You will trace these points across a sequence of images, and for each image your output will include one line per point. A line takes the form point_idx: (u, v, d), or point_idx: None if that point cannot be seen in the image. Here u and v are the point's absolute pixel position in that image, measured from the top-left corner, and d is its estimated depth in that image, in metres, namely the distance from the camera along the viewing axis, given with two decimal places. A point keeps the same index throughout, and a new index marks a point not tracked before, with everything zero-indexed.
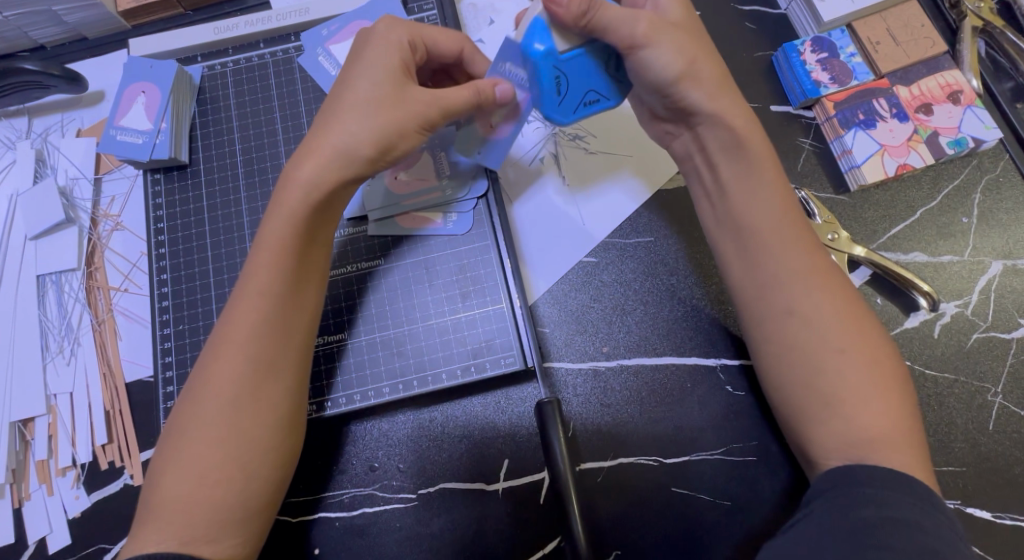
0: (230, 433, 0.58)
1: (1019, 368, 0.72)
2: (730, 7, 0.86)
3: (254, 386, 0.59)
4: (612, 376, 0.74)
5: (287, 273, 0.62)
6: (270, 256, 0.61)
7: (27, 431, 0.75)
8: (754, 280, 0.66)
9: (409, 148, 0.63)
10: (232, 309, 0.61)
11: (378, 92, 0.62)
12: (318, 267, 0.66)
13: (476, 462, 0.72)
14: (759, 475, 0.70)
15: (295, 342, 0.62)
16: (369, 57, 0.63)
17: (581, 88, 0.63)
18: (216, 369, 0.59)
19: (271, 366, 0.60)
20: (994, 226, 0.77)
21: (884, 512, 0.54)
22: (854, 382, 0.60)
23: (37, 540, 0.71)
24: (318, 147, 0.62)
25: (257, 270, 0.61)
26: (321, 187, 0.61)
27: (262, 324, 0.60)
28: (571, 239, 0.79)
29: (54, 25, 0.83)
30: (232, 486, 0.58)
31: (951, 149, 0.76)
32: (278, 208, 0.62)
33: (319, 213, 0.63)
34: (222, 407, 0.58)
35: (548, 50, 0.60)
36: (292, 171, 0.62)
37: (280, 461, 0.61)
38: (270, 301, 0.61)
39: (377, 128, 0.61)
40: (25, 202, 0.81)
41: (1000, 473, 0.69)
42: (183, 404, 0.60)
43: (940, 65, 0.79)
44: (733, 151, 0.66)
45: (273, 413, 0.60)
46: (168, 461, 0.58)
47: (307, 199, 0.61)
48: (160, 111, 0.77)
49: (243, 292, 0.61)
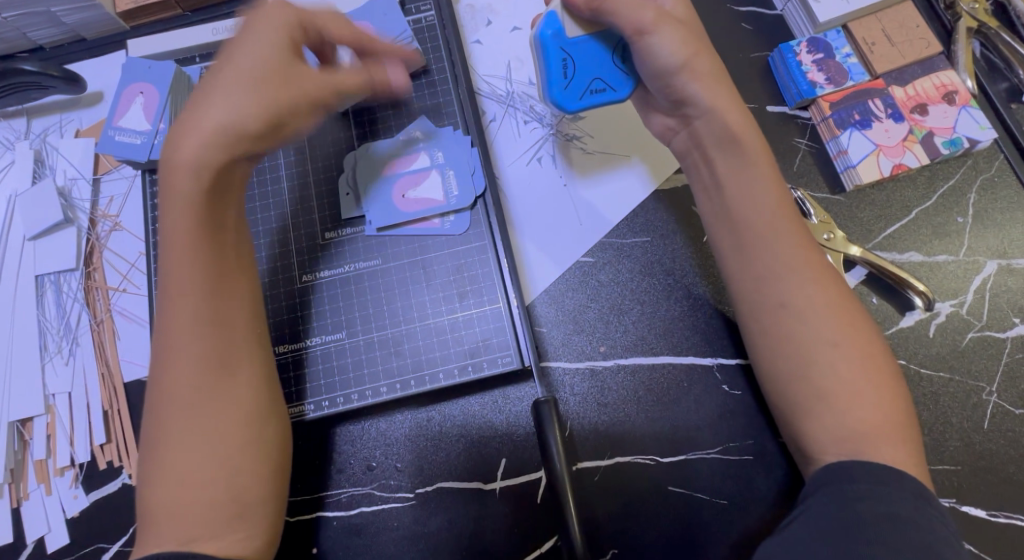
0: (201, 433, 0.59)
1: (1014, 367, 0.72)
2: (727, 8, 0.86)
3: (212, 380, 0.60)
4: (609, 376, 0.74)
5: (205, 256, 0.63)
6: (187, 252, 0.62)
7: (26, 431, 0.75)
8: (750, 273, 0.66)
9: (300, 125, 0.64)
10: (167, 308, 0.62)
11: (257, 71, 0.61)
12: (238, 250, 0.67)
13: (473, 461, 0.72)
14: (756, 474, 0.70)
15: (234, 327, 0.63)
16: (252, 36, 0.62)
17: (586, 75, 0.68)
18: (170, 374, 0.60)
19: (221, 355, 0.61)
20: (989, 226, 0.77)
21: (879, 508, 0.55)
22: (849, 379, 0.61)
23: (36, 540, 0.71)
24: (200, 128, 0.61)
25: (178, 263, 0.62)
26: (207, 170, 0.62)
27: (197, 316, 0.61)
28: (570, 239, 0.79)
29: (53, 26, 0.84)
30: (218, 482, 0.58)
31: (946, 149, 0.77)
32: (176, 204, 0.62)
33: (216, 199, 0.64)
34: (186, 408, 0.59)
35: (555, 33, 0.67)
36: (176, 161, 0.62)
37: (264, 449, 0.61)
38: (198, 288, 0.62)
39: (263, 103, 0.61)
40: (24, 203, 0.81)
41: (995, 472, 0.70)
42: (150, 418, 0.60)
43: (935, 65, 0.80)
44: (727, 145, 0.67)
45: (235, 400, 0.60)
46: (152, 473, 0.58)
47: (198, 178, 0.62)
48: (158, 111, 0.78)
49: (168, 287, 0.62)
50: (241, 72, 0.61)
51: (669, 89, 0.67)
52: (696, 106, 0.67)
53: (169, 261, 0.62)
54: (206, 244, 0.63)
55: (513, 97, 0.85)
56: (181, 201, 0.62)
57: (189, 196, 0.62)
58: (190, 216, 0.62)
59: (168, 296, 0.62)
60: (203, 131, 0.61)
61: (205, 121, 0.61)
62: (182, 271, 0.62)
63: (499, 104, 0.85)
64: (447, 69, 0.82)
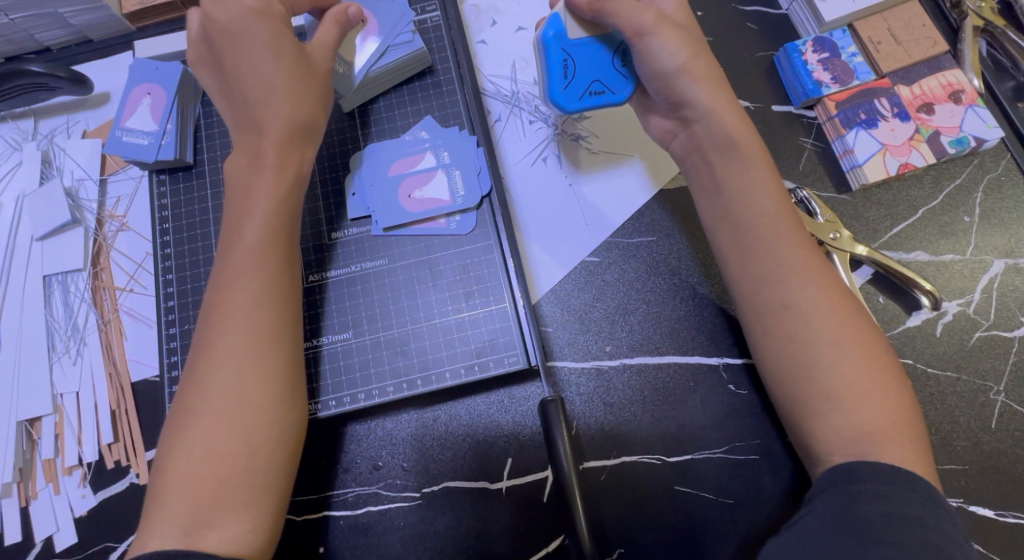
0: (236, 407, 0.59)
1: (1021, 367, 0.72)
2: (732, 8, 0.86)
3: (256, 359, 0.60)
4: (615, 375, 0.74)
5: (272, 246, 0.64)
6: (261, 232, 0.64)
7: (34, 431, 0.76)
8: (750, 275, 0.66)
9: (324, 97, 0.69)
10: (226, 285, 0.63)
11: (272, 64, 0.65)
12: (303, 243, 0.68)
13: (479, 460, 0.73)
14: (762, 473, 0.70)
15: (292, 315, 0.63)
16: (239, 34, 0.65)
17: (586, 76, 0.69)
18: (219, 343, 0.60)
19: (275, 336, 0.61)
20: (995, 225, 0.77)
21: (885, 508, 0.54)
22: (855, 379, 0.61)
23: (43, 539, 0.72)
24: (268, 119, 0.65)
25: (245, 246, 0.64)
26: (287, 166, 0.66)
27: (261, 295, 0.62)
28: (576, 238, 0.79)
29: (59, 28, 0.84)
30: (238, 462, 0.58)
31: (952, 148, 0.77)
32: (257, 188, 0.65)
33: (290, 190, 0.66)
34: (227, 381, 0.59)
35: (557, 34, 0.68)
36: (261, 150, 0.65)
37: (290, 434, 0.61)
38: (264, 273, 0.63)
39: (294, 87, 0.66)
40: (31, 203, 0.81)
41: (1003, 471, 0.70)
42: (187, 384, 0.61)
43: (941, 64, 0.80)
44: (727, 149, 0.67)
45: (276, 383, 0.60)
46: (177, 442, 0.58)
47: (278, 176, 0.65)
48: (165, 112, 0.78)
49: (233, 268, 0.63)
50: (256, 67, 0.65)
51: (668, 91, 0.67)
52: (694, 108, 0.67)
53: (235, 236, 0.64)
54: (281, 231, 0.65)
55: (518, 97, 0.85)
56: (262, 185, 0.65)
57: (270, 182, 0.65)
58: (267, 197, 0.65)
59: (230, 271, 0.63)
60: (277, 124, 0.65)
61: (258, 111, 0.65)
62: (252, 248, 0.63)
63: (503, 104, 0.85)
64: (453, 70, 0.83)
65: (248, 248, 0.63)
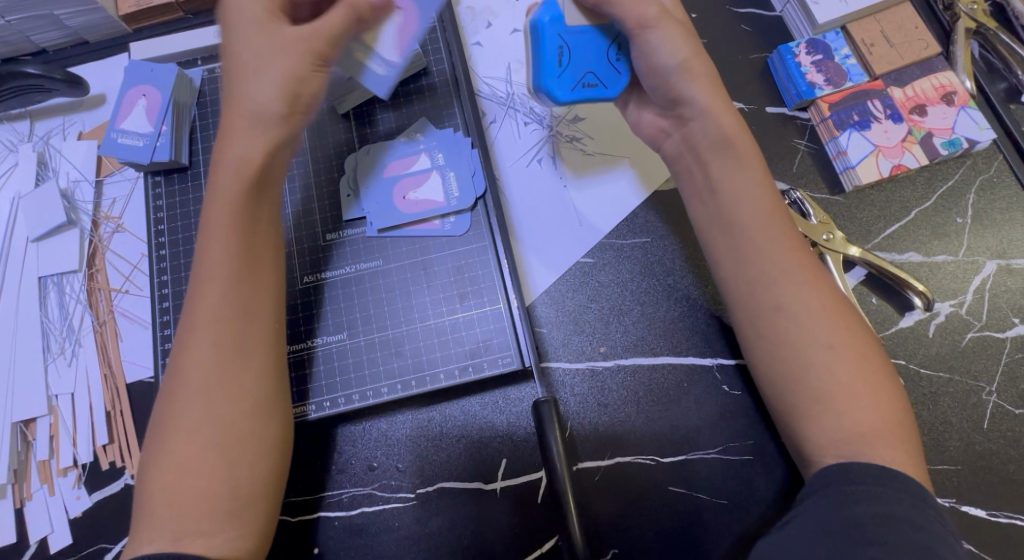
0: (208, 419, 0.59)
1: (1013, 367, 0.73)
2: (726, 10, 0.87)
3: (223, 371, 0.60)
4: (609, 376, 0.75)
5: (237, 253, 0.63)
6: (222, 240, 0.63)
7: (29, 432, 0.76)
8: (743, 277, 0.66)
9: (314, 91, 0.64)
10: (193, 298, 0.62)
11: (258, 51, 0.62)
12: (273, 249, 0.67)
13: (474, 460, 0.73)
14: (755, 474, 0.71)
15: (257, 321, 0.63)
16: (235, 21, 0.63)
17: (581, 66, 0.66)
18: (189, 357, 0.60)
19: (238, 347, 0.61)
20: (988, 226, 0.77)
21: (877, 509, 0.55)
22: (847, 381, 0.61)
23: (38, 540, 0.72)
24: (231, 127, 0.64)
25: (209, 257, 0.63)
26: (250, 165, 0.63)
27: (221, 305, 0.61)
28: (571, 239, 0.79)
29: (56, 30, 0.84)
30: (219, 474, 0.58)
31: (945, 149, 0.77)
32: (217, 194, 0.63)
33: (256, 193, 0.64)
34: (198, 396, 0.59)
35: (552, 20, 0.66)
36: (223, 156, 0.64)
37: (264, 441, 0.61)
38: (227, 282, 0.62)
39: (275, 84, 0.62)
40: (27, 205, 0.81)
41: (995, 471, 0.70)
42: (162, 399, 0.61)
43: (934, 66, 0.80)
44: (720, 150, 0.67)
45: (246, 395, 0.60)
46: (157, 456, 0.58)
47: (239, 177, 0.63)
48: (161, 114, 0.78)
49: (200, 280, 0.62)
50: (242, 58, 0.63)
51: (664, 87, 0.68)
52: (691, 106, 0.67)
53: (202, 247, 0.63)
54: (241, 237, 0.63)
55: (513, 99, 0.85)
56: (224, 191, 0.63)
57: (227, 188, 0.63)
58: (228, 203, 0.63)
59: (197, 283, 0.62)
60: (235, 127, 0.63)
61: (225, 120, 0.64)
62: (213, 258, 0.62)
63: (498, 105, 0.85)
64: (448, 72, 0.83)
65: (212, 259, 0.62)
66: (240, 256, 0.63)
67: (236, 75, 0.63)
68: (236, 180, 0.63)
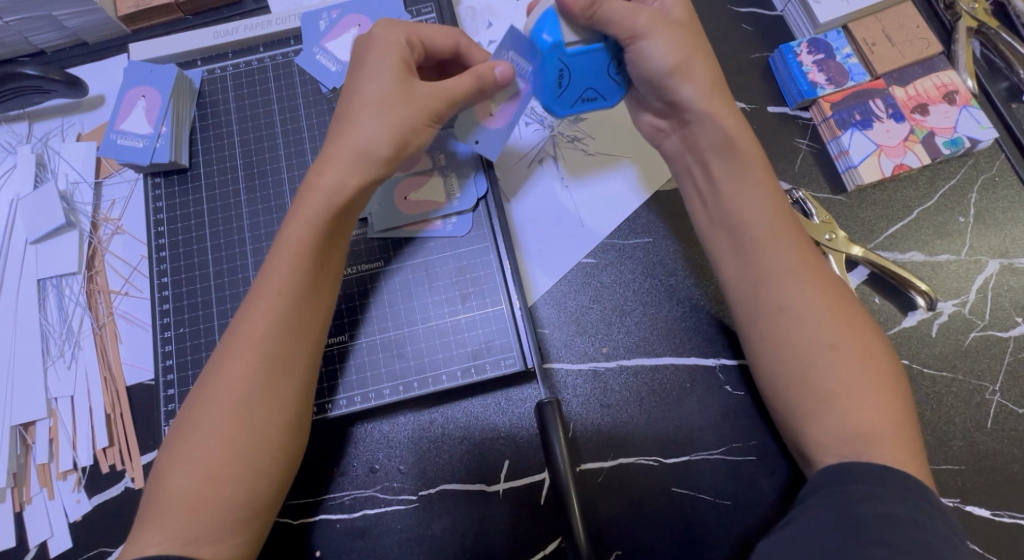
0: (242, 429, 0.58)
1: (1017, 366, 0.73)
2: (727, 10, 0.86)
3: (267, 384, 0.60)
4: (612, 377, 0.74)
5: (304, 271, 0.62)
6: (292, 259, 0.62)
7: (28, 435, 0.75)
8: (746, 277, 0.66)
9: (422, 143, 0.65)
10: (248, 307, 0.61)
11: (385, 90, 0.62)
12: (332, 270, 0.66)
13: (477, 462, 0.72)
14: (759, 474, 0.70)
15: (309, 341, 0.63)
16: (370, 59, 0.64)
17: (580, 84, 0.66)
18: (230, 367, 0.60)
19: (286, 363, 0.61)
20: (990, 226, 0.77)
21: (881, 509, 0.54)
22: (852, 381, 0.61)
23: (37, 544, 0.71)
24: (337, 152, 0.63)
25: (276, 269, 0.62)
26: (341, 192, 0.62)
27: (275, 321, 0.61)
28: (574, 239, 0.79)
29: (55, 30, 0.84)
30: (242, 483, 0.58)
31: (947, 149, 0.77)
32: (299, 213, 0.63)
33: (338, 217, 0.63)
34: (236, 406, 0.59)
35: (555, 43, 0.62)
36: (317, 180, 0.63)
37: (289, 458, 0.61)
38: (288, 299, 0.61)
39: (391, 127, 0.62)
40: (25, 207, 0.81)
41: (999, 471, 0.70)
42: (194, 401, 0.60)
43: (935, 65, 0.80)
44: (723, 151, 0.67)
45: (282, 411, 0.60)
46: (177, 457, 0.58)
47: (329, 203, 0.62)
48: (160, 115, 0.78)
49: (260, 292, 0.62)
50: (369, 96, 0.63)
51: (662, 91, 0.67)
52: (689, 109, 0.66)
53: (270, 263, 0.63)
54: (309, 262, 0.63)
55: None
56: (305, 210, 0.62)
57: (309, 210, 0.62)
58: (307, 222, 0.62)
59: (255, 296, 0.62)
60: (343, 151, 0.63)
61: (333, 143, 0.63)
62: (280, 273, 0.62)
63: None
64: None
65: (277, 276, 0.62)
66: (305, 278, 0.62)
67: (356, 110, 0.63)
68: (319, 200, 0.62)
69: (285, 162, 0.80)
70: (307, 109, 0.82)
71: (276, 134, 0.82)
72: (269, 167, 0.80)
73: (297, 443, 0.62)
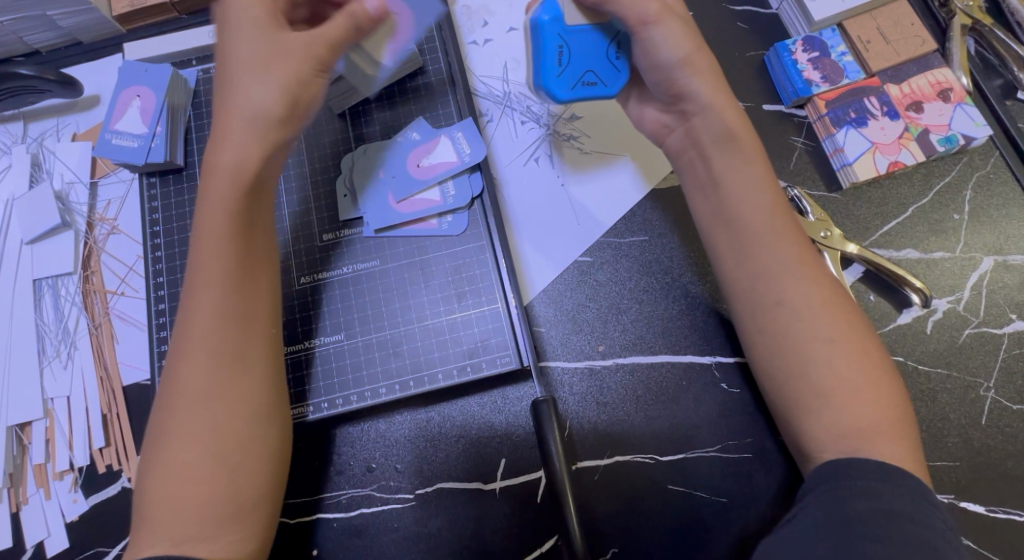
0: (204, 427, 0.58)
1: (1011, 363, 0.73)
2: (723, 8, 0.86)
3: (222, 378, 0.60)
4: (608, 374, 0.75)
5: (232, 260, 0.62)
6: (216, 249, 0.62)
7: (25, 435, 0.76)
8: (744, 272, 0.66)
9: (314, 93, 0.64)
10: (187, 303, 0.61)
11: (257, 49, 0.62)
12: (267, 259, 0.66)
13: (473, 461, 0.73)
14: (755, 472, 0.71)
15: (257, 328, 0.63)
16: (235, 17, 0.62)
17: (580, 65, 0.65)
18: (186, 367, 0.60)
19: (235, 354, 0.61)
20: (985, 223, 0.77)
21: (876, 505, 0.55)
22: (847, 378, 0.61)
23: (35, 545, 0.71)
24: (226, 130, 0.62)
25: (205, 263, 0.62)
26: (243, 170, 0.62)
27: (217, 313, 0.61)
28: (571, 237, 0.79)
29: (50, 31, 0.84)
30: (220, 481, 0.58)
31: (941, 146, 0.77)
32: (208, 200, 0.63)
33: (249, 199, 0.63)
34: (196, 403, 0.59)
35: (554, 19, 0.64)
36: (215, 160, 0.63)
37: (266, 449, 0.61)
38: (222, 289, 0.61)
39: (279, 86, 0.61)
40: (21, 207, 0.81)
41: (994, 467, 0.70)
42: (158, 410, 0.60)
43: (930, 63, 0.80)
44: (724, 143, 0.68)
45: (242, 401, 0.60)
46: (152, 463, 0.58)
47: (235, 182, 0.62)
48: (155, 115, 0.78)
49: (193, 287, 0.62)
50: (241, 58, 0.62)
51: (667, 83, 0.67)
52: (694, 101, 0.67)
53: (194, 257, 0.63)
54: (236, 246, 0.63)
55: (508, 97, 0.85)
56: (212, 196, 0.62)
57: (225, 198, 0.62)
58: (223, 211, 0.62)
59: (191, 292, 0.62)
60: (236, 127, 0.62)
61: (222, 123, 0.63)
62: (207, 267, 0.62)
63: (493, 103, 0.84)
64: (444, 70, 0.83)
65: (208, 267, 0.62)
66: (235, 266, 0.62)
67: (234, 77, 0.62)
68: (228, 185, 0.62)
69: None
70: None
71: None
72: None
73: (273, 435, 0.62)
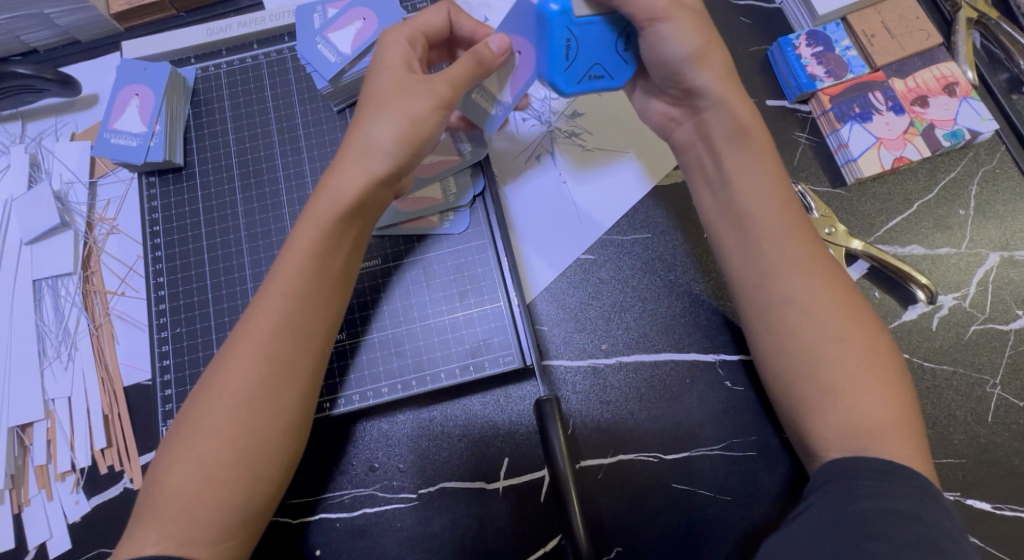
0: (242, 433, 0.58)
1: (1018, 359, 0.72)
2: (725, 2, 0.85)
3: (269, 387, 0.59)
4: (611, 372, 0.74)
5: (313, 275, 0.61)
6: (300, 261, 0.61)
7: (26, 437, 0.75)
8: (752, 269, 0.65)
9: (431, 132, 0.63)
10: (254, 307, 0.61)
11: (386, 87, 0.62)
12: (345, 272, 0.65)
13: (477, 460, 0.72)
14: (760, 470, 0.70)
15: (315, 342, 0.62)
16: (377, 60, 0.65)
17: (587, 59, 0.62)
18: (232, 368, 0.59)
19: (289, 369, 0.60)
20: (991, 218, 0.77)
21: (883, 504, 0.54)
22: (855, 375, 0.60)
23: (37, 546, 0.71)
24: (344, 159, 0.62)
25: (282, 271, 0.61)
26: (352, 195, 0.61)
27: (281, 323, 0.60)
28: (574, 235, 0.79)
29: (46, 29, 0.83)
30: (239, 486, 0.57)
31: (947, 141, 0.76)
32: (308, 216, 0.62)
33: (350, 221, 0.62)
34: (237, 407, 0.58)
35: (563, 11, 0.59)
36: (326, 181, 0.62)
37: (287, 461, 0.60)
38: (294, 300, 0.61)
39: (399, 124, 0.61)
40: (20, 207, 0.80)
41: (1000, 465, 0.70)
42: (194, 401, 0.60)
43: (936, 56, 0.79)
44: (736, 138, 0.67)
45: (283, 413, 0.59)
46: (175, 457, 0.58)
47: (336, 207, 0.61)
48: (154, 113, 0.77)
49: (267, 292, 0.61)
50: (374, 95, 0.63)
51: (676, 77, 0.66)
52: (704, 96, 0.66)
53: (276, 264, 0.62)
54: (319, 262, 0.62)
55: None
56: (316, 214, 0.62)
57: (322, 212, 0.61)
58: (317, 226, 0.62)
59: (260, 297, 0.61)
60: (351, 152, 0.62)
61: (344, 150, 0.63)
62: (286, 273, 0.61)
63: None
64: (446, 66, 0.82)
65: (287, 275, 0.61)
66: (314, 280, 0.62)
67: (365, 110, 0.63)
68: (332, 209, 0.61)
69: (281, 160, 0.80)
70: (302, 106, 0.82)
71: (272, 132, 0.81)
72: (265, 165, 0.80)
73: (297, 448, 0.61)
